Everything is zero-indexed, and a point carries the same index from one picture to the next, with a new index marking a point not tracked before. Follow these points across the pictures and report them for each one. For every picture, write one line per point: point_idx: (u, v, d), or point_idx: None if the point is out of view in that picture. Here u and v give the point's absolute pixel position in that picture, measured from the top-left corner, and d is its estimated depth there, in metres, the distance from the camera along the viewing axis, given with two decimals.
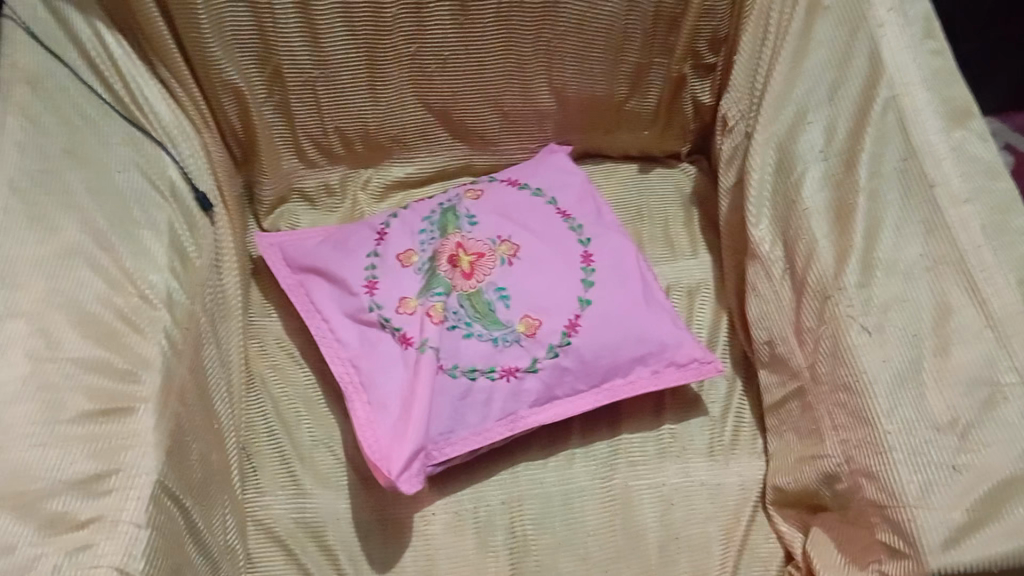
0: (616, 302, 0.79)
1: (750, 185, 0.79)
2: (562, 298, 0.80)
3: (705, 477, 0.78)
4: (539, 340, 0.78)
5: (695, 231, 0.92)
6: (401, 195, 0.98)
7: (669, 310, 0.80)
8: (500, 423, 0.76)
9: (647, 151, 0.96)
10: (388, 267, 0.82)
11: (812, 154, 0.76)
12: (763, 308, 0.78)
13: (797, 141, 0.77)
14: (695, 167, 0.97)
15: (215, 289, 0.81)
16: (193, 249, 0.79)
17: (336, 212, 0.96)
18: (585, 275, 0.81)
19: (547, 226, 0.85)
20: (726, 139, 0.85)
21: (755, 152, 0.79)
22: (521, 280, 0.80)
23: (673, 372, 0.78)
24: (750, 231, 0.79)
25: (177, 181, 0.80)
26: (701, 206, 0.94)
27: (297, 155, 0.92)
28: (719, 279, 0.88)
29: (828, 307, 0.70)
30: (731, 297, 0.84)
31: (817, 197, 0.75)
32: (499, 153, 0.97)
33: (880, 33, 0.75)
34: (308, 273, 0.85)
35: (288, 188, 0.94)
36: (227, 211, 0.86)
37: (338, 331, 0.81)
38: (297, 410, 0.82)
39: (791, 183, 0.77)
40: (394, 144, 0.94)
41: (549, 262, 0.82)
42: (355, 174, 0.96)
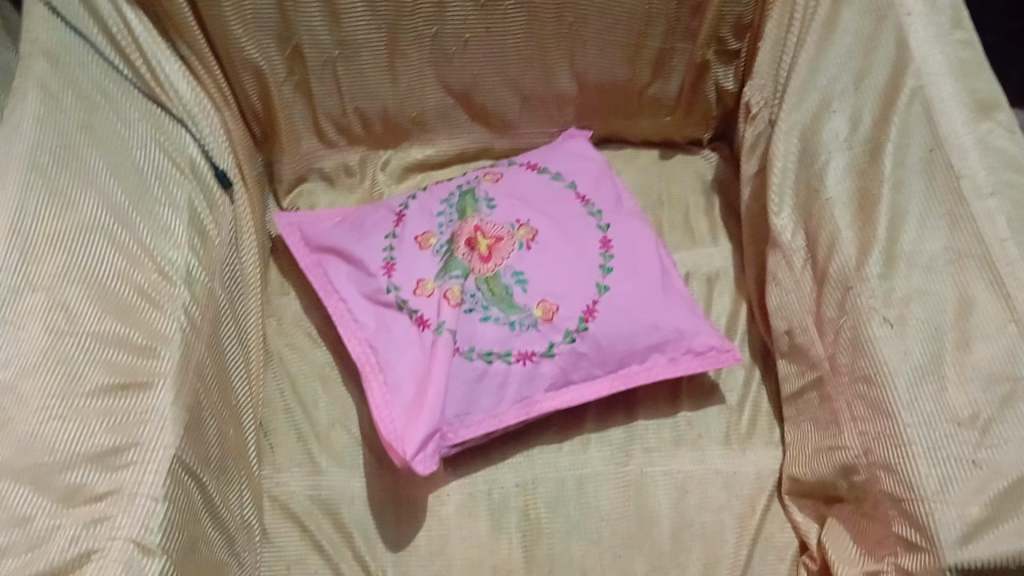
0: (633, 288, 0.79)
1: (772, 173, 0.78)
2: (579, 283, 0.79)
3: (720, 465, 0.77)
4: (556, 324, 0.77)
5: (716, 218, 0.91)
6: (419, 177, 0.97)
7: (688, 298, 0.80)
8: (515, 407, 0.76)
9: (668, 138, 0.95)
10: (405, 249, 0.82)
11: (836, 143, 0.75)
12: (782, 297, 0.77)
13: (821, 129, 0.76)
14: (716, 155, 0.95)
15: (234, 268, 0.80)
16: (212, 226, 0.79)
17: (355, 192, 0.95)
18: (603, 261, 0.81)
19: (566, 211, 0.84)
20: (749, 127, 0.84)
21: (778, 140, 0.78)
22: (539, 265, 0.80)
23: (690, 360, 0.77)
24: (771, 220, 0.78)
25: (196, 158, 0.80)
26: (722, 194, 0.92)
27: (316, 135, 0.92)
28: (739, 267, 0.87)
29: (850, 298, 0.69)
30: (751, 286, 0.84)
31: (840, 186, 0.74)
32: (519, 137, 0.96)
33: (908, 21, 0.75)
34: (327, 253, 0.85)
35: (307, 168, 0.94)
36: (246, 189, 0.86)
37: (355, 311, 0.81)
38: (314, 389, 0.83)
39: (815, 172, 0.76)
40: (414, 126, 0.93)
41: (567, 248, 0.81)
42: (374, 155, 0.95)
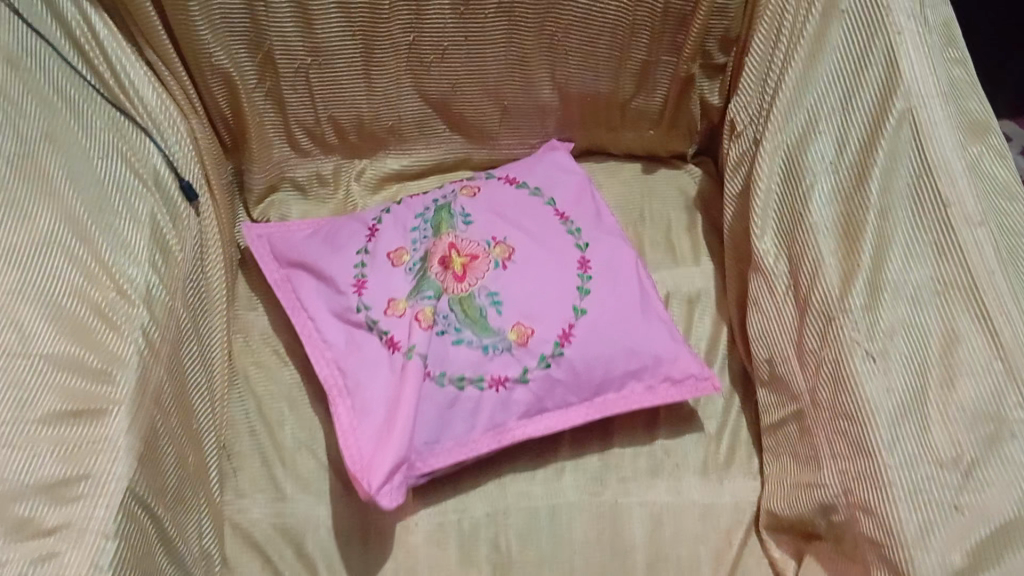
0: (611, 311, 0.76)
1: (755, 196, 0.76)
2: (556, 305, 0.77)
3: (697, 496, 0.75)
4: (531, 348, 0.75)
5: (698, 236, 0.88)
6: (395, 188, 0.95)
7: (667, 322, 0.77)
8: (487, 434, 0.73)
9: (651, 152, 0.93)
10: (378, 266, 0.80)
11: (822, 166, 0.73)
12: (764, 324, 0.75)
13: (807, 151, 0.73)
14: (701, 170, 0.93)
15: (198, 284, 0.78)
16: (175, 241, 0.76)
17: (328, 203, 0.93)
18: (581, 282, 0.78)
19: (544, 229, 0.81)
20: (733, 145, 0.82)
21: (762, 161, 0.76)
22: (514, 286, 0.77)
23: (668, 389, 0.75)
24: (754, 243, 0.75)
25: (160, 170, 0.77)
26: (705, 210, 0.90)
27: (288, 144, 0.89)
28: (721, 288, 0.85)
29: (832, 330, 0.67)
30: (732, 308, 0.81)
31: (825, 211, 0.72)
32: (499, 147, 0.93)
33: (898, 41, 0.71)
34: (296, 268, 0.82)
35: (279, 178, 0.90)
36: (214, 201, 0.83)
37: (324, 329, 0.78)
38: (280, 410, 0.80)
39: (799, 195, 0.73)
40: (390, 136, 0.90)
41: (544, 267, 0.79)
42: (348, 164, 0.92)
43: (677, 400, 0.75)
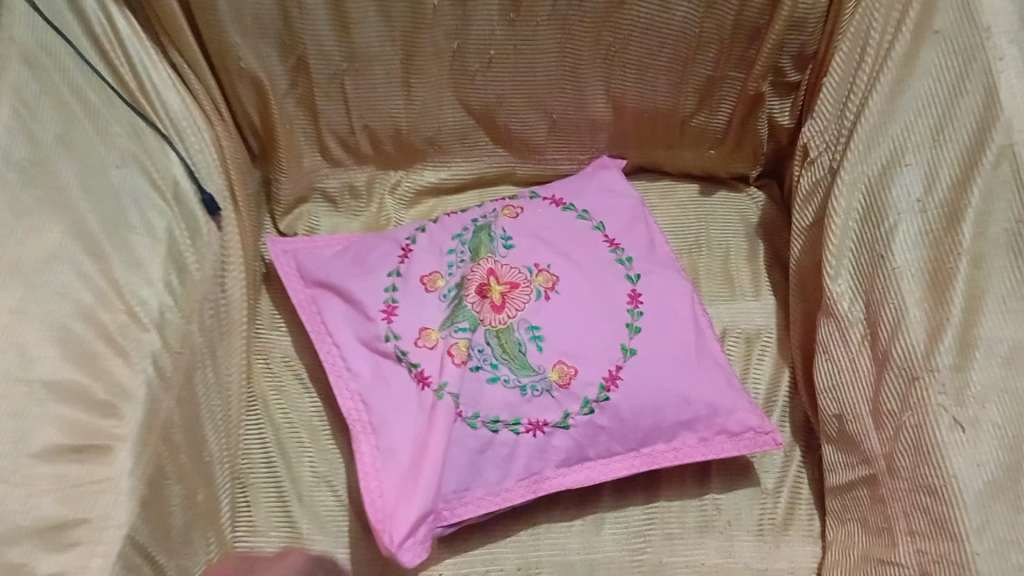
0: (663, 353, 0.70)
1: (830, 231, 0.69)
2: (602, 345, 0.70)
3: (750, 559, 0.69)
4: (573, 391, 0.68)
5: (759, 267, 0.81)
6: (433, 203, 0.88)
7: (724, 368, 0.70)
8: (520, 484, 0.67)
9: (711, 172, 0.86)
10: (409, 292, 0.73)
11: (906, 204, 0.65)
12: (833, 375, 0.68)
13: (890, 185, 0.66)
14: (764, 194, 0.85)
15: (216, 304, 0.72)
16: (193, 259, 0.70)
17: (360, 216, 0.86)
18: (630, 319, 0.71)
19: (591, 257, 0.75)
20: (805, 173, 0.74)
21: (839, 194, 0.68)
22: (557, 320, 0.71)
23: (723, 442, 0.69)
24: (826, 284, 0.68)
25: (181, 181, 0.72)
26: (768, 240, 0.83)
27: (320, 152, 0.83)
28: (783, 327, 0.77)
29: (915, 391, 0.60)
30: (796, 352, 0.74)
31: (909, 256, 0.64)
32: (544, 161, 0.86)
33: (999, 68, 0.64)
34: (322, 288, 0.76)
35: (309, 187, 0.85)
36: (238, 212, 0.78)
37: (349, 358, 0.72)
38: (299, 440, 0.74)
39: (879, 235, 0.66)
40: (428, 147, 0.84)
41: (590, 299, 0.72)
42: (383, 176, 0.86)
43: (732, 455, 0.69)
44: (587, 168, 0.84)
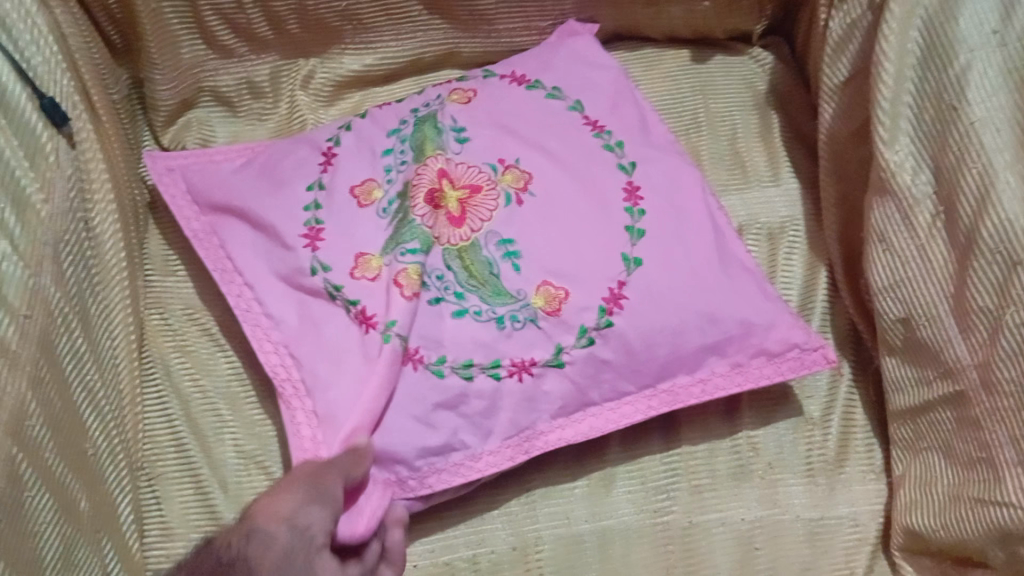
0: (677, 261, 0.54)
1: (880, 83, 0.52)
2: (597, 257, 0.54)
3: (801, 508, 0.55)
4: (566, 319, 0.53)
5: (775, 145, 0.65)
6: (358, 97, 0.70)
7: (752, 271, 0.55)
8: (507, 443, 0.52)
9: (704, 33, 0.68)
10: (336, 209, 0.56)
11: (979, 36, 0.49)
12: (891, 270, 0.52)
13: (955, 15, 0.50)
14: (773, 54, 0.69)
15: (78, 248, 0.54)
16: (37, 191, 0.51)
17: (267, 120, 0.68)
18: (630, 220, 0.55)
19: (571, 147, 0.58)
20: (840, 15, 0.56)
21: (888, 31, 0.51)
22: (536, 230, 0.54)
23: (761, 366, 0.54)
24: (878, 152, 0.52)
25: (7, 83, 0.51)
26: (782, 110, 0.67)
27: (204, 40, 0.63)
28: (812, 216, 0.62)
29: (1016, 281, 0.46)
30: (834, 247, 0.59)
31: (990, 103, 0.48)
32: (495, 33, 0.68)
33: None
34: (222, 213, 0.58)
35: (196, 89, 0.65)
36: (98, 125, 0.59)
37: (266, 300, 0.55)
38: (215, 414, 0.58)
39: (947, 80, 0.50)
40: (346, 24, 0.65)
41: (575, 199, 0.56)
42: (290, 68, 0.67)
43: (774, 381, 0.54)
44: (553, 38, 0.66)
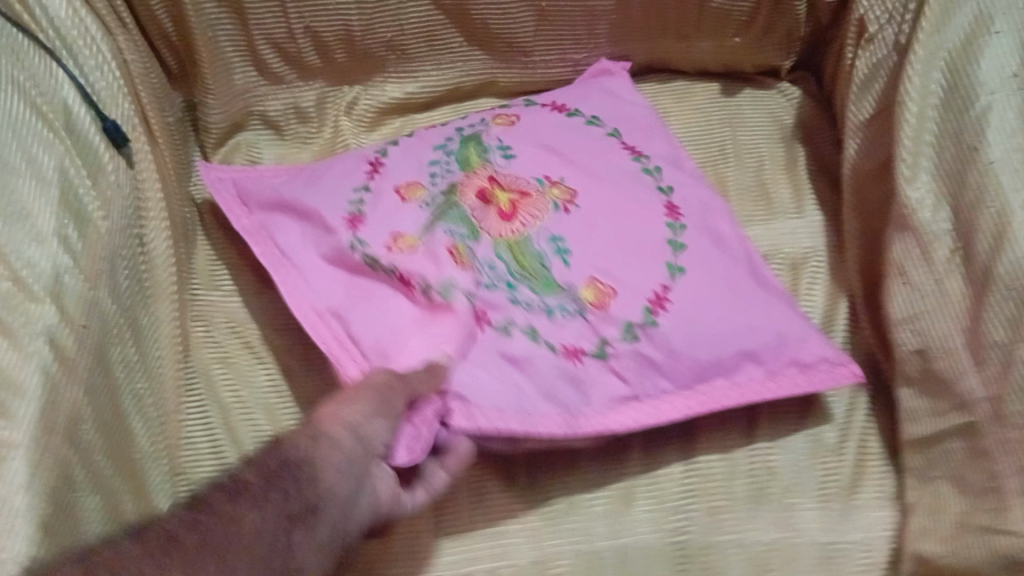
0: (716, 272, 0.57)
1: (902, 121, 0.54)
2: (641, 263, 0.57)
3: (816, 533, 0.56)
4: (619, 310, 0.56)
5: (800, 180, 0.67)
6: (399, 122, 0.72)
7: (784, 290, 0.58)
8: (558, 415, 0.52)
9: (731, 66, 0.71)
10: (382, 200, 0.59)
11: (998, 80, 0.52)
12: (912, 301, 0.53)
13: (976, 59, 0.53)
14: (799, 90, 0.71)
15: (131, 261, 0.57)
16: (97, 206, 0.54)
17: (311, 144, 0.70)
18: (671, 235, 0.58)
19: (611, 168, 0.61)
20: (862, 54, 0.59)
21: (911, 71, 0.54)
22: (583, 232, 0.57)
23: (795, 377, 0.55)
24: (899, 189, 0.53)
25: (73, 105, 0.55)
26: (807, 144, 0.69)
27: (255, 68, 0.67)
28: (834, 247, 0.64)
29: None
30: (856, 279, 0.61)
31: (1007, 145, 0.51)
32: (532, 65, 0.71)
33: None
34: (272, 212, 0.61)
35: (245, 113, 0.69)
36: (154, 145, 0.62)
37: (313, 283, 0.57)
38: (254, 424, 0.60)
39: (967, 121, 0.52)
40: (389, 53, 0.69)
41: (621, 210, 0.59)
42: (336, 94, 0.70)
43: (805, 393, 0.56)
44: (586, 75, 0.69)
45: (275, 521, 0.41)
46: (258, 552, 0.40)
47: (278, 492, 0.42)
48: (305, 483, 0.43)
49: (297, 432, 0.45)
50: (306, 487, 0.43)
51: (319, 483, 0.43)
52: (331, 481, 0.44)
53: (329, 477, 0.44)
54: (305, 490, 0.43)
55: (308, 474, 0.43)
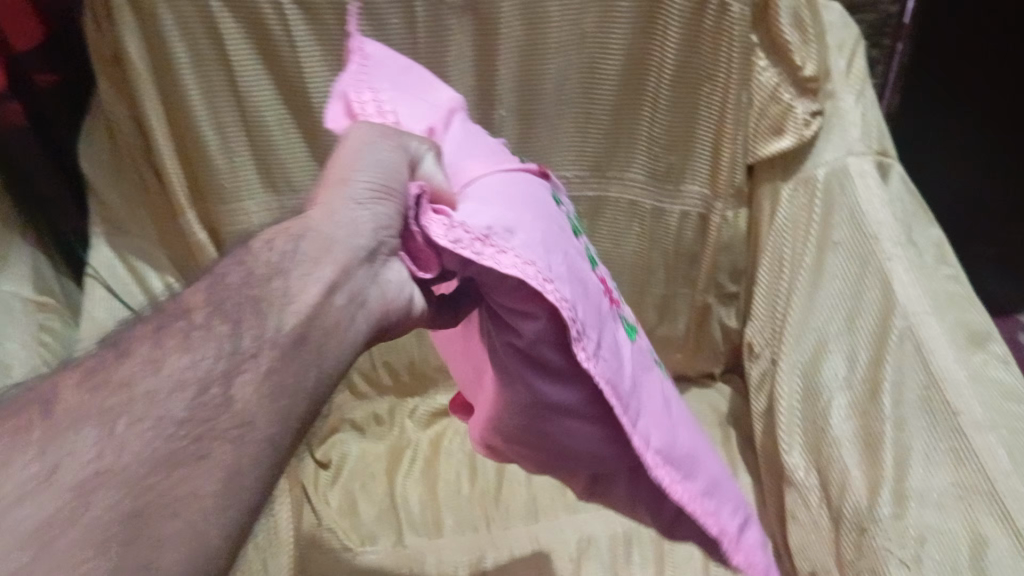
0: (654, 378, 0.59)
1: (780, 414, 0.83)
2: (615, 335, 0.56)
3: None
4: (606, 316, 0.56)
5: (733, 452, 0.96)
6: (445, 421, 1.03)
7: (687, 429, 0.60)
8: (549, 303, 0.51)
9: (682, 372, 1.04)
10: (466, 124, 0.63)
11: (835, 382, 0.79)
12: (802, 536, 0.80)
13: (820, 367, 0.81)
14: (730, 387, 1.02)
15: (267, 526, 0.86)
16: None
17: (384, 439, 1.02)
18: (624, 322, 0.60)
19: (562, 236, 0.55)
20: (755, 365, 0.91)
21: (782, 380, 0.84)
22: (558, 244, 0.54)
23: (710, 502, 0.59)
24: (784, 459, 0.82)
25: None
26: (737, 426, 0.98)
27: (348, 388, 1.02)
28: (760, 501, 0.91)
29: (866, 540, 0.71)
30: (774, 523, 0.86)
31: (843, 427, 0.78)
32: None
33: (887, 266, 0.77)
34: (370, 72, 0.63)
35: (340, 419, 1.02)
36: None
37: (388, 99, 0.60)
38: None
39: (820, 411, 0.80)
40: (438, 372, 1.03)
41: (580, 266, 0.55)
42: (402, 405, 1.04)
43: (707, 526, 0.59)
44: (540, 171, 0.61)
45: (222, 361, 0.42)
46: (175, 404, 0.39)
47: (217, 319, 0.43)
48: (277, 289, 0.44)
49: (302, 219, 0.47)
50: (252, 320, 0.43)
51: (290, 303, 0.44)
52: (312, 285, 0.45)
53: (315, 265, 0.46)
54: (251, 331, 0.43)
55: (278, 282, 0.45)
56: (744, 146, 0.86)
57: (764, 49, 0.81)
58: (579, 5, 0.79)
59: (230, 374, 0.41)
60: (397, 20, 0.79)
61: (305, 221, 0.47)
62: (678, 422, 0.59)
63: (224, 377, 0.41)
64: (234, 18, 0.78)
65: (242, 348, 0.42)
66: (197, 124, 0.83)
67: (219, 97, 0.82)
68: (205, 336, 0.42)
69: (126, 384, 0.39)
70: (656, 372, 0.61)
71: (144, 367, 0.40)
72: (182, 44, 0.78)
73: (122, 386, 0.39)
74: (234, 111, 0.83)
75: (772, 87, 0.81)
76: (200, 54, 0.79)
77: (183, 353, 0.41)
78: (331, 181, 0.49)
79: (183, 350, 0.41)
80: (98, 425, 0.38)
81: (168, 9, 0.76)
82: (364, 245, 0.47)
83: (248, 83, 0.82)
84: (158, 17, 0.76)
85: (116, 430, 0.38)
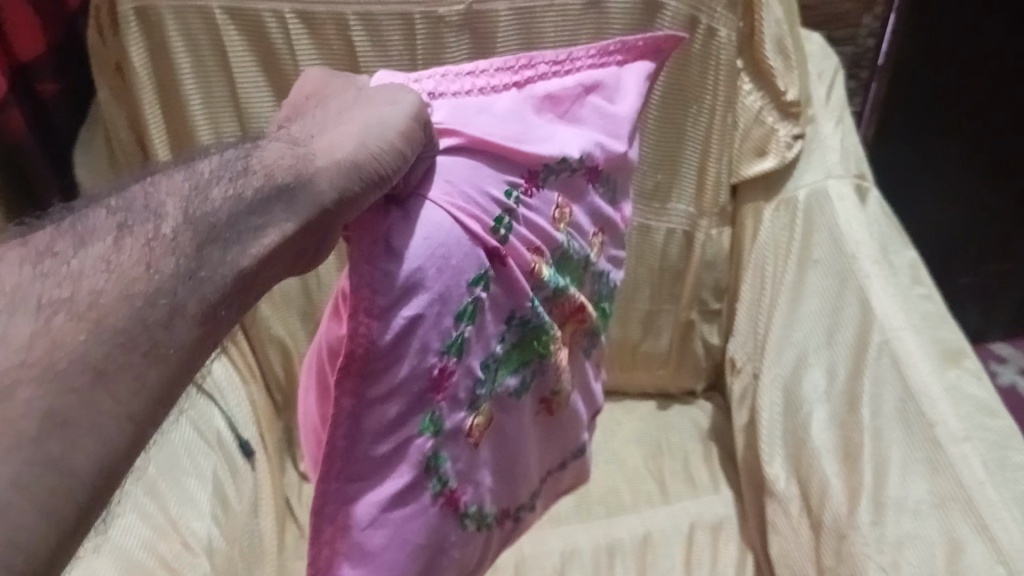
0: (406, 485, 0.48)
1: (762, 423, 0.86)
2: (410, 406, 0.47)
3: None
4: (419, 397, 0.48)
5: (714, 467, 0.98)
6: None
7: (390, 537, 0.48)
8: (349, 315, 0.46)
9: (665, 388, 1.05)
10: (494, 179, 0.52)
11: (816, 395, 0.82)
12: (783, 546, 0.82)
13: (802, 382, 0.83)
14: (711, 404, 1.04)
15: (251, 531, 0.86)
16: (233, 494, 0.85)
17: None
18: (453, 429, 0.49)
19: (440, 296, 0.47)
20: (736, 379, 0.93)
21: (763, 391, 0.86)
22: (415, 291, 0.47)
23: None
24: (765, 468, 0.84)
25: (223, 431, 0.86)
26: (718, 442, 1.00)
27: None
28: (741, 515, 0.92)
29: (846, 545, 0.73)
30: (755, 536, 0.88)
31: (825, 436, 0.80)
32: None
33: (867, 283, 0.80)
34: (606, 90, 0.60)
35: None
36: (268, 455, 0.94)
37: (558, 91, 0.57)
38: None
39: (800, 424, 0.82)
40: None
41: (431, 328, 0.47)
42: None
43: None
44: (502, 263, 0.50)
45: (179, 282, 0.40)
46: (121, 311, 0.38)
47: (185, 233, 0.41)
48: (251, 226, 0.43)
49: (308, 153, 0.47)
50: (217, 247, 0.41)
51: (254, 244, 0.42)
52: (275, 233, 0.43)
53: (286, 212, 0.44)
54: (212, 261, 0.41)
55: (255, 217, 0.43)
56: (729, 165, 0.89)
57: (749, 74, 0.85)
58: (574, 24, 0.82)
59: (178, 300, 0.39)
60: (397, 36, 0.81)
61: (310, 162, 0.46)
62: (383, 523, 0.48)
63: (173, 297, 0.39)
64: (236, 30, 0.80)
65: (200, 274, 0.40)
66: (196, 134, 0.84)
67: (221, 108, 0.84)
68: (167, 245, 0.41)
69: (71, 280, 0.38)
70: (424, 477, 0.48)
71: (96, 264, 0.39)
72: (186, 56, 0.80)
73: (70, 281, 0.38)
74: (233, 123, 0.85)
75: (756, 109, 0.86)
76: (204, 67, 0.81)
77: (140, 262, 0.39)
78: (351, 123, 0.48)
79: (141, 260, 0.40)
80: (35, 317, 0.36)
81: (174, 19, 0.78)
82: (331, 206, 0.45)
83: (250, 100, 0.83)
84: (165, 28, 0.78)
85: (54, 324, 0.36)
